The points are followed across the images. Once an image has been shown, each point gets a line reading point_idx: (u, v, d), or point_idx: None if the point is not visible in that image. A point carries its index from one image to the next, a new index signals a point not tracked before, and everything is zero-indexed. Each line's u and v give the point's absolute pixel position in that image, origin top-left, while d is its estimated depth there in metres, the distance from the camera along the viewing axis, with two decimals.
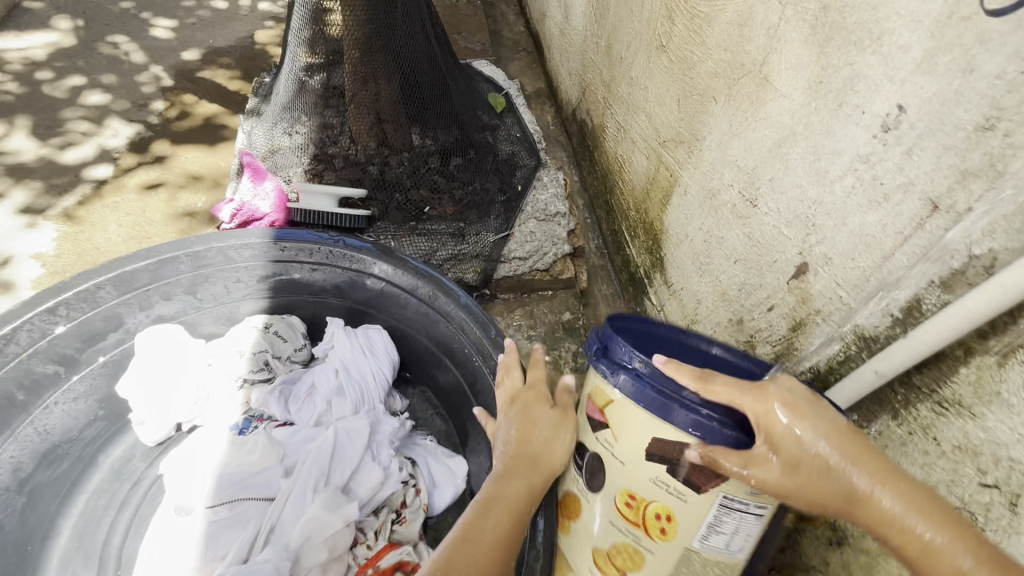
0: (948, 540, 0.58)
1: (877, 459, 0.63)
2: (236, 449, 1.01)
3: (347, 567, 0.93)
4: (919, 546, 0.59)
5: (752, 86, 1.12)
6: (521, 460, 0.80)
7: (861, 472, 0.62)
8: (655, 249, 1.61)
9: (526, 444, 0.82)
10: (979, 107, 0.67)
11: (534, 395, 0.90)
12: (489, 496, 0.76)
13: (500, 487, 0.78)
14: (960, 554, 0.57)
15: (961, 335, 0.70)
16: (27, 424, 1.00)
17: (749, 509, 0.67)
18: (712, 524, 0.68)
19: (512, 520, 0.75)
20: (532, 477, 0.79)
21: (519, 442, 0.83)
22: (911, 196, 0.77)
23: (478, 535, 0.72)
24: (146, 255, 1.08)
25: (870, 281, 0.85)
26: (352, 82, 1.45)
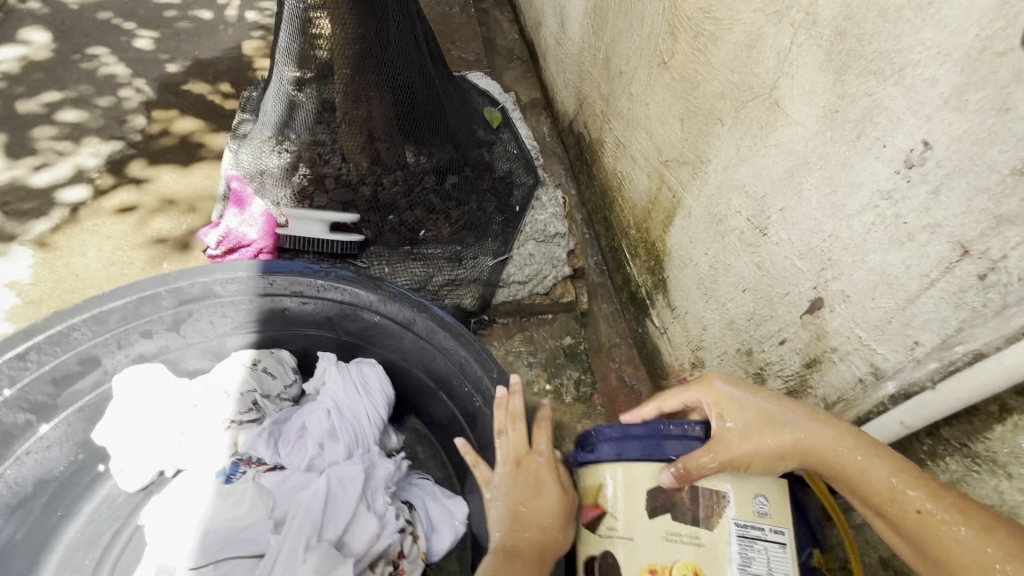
0: (881, 467, 0.68)
1: (812, 416, 0.74)
2: (222, 501, 0.96)
3: None
4: (860, 478, 0.69)
5: (761, 110, 1.07)
6: (525, 540, 0.80)
7: (800, 426, 0.73)
8: (657, 270, 1.56)
9: (529, 525, 0.81)
10: (1016, 149, 0.63)
11: (530, 463, 0.89)
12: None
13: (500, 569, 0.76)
14: (888, 473, 0.67)
15: (997, 391, 0.66)
16: None
17: (766, 535, 0.68)
18: (742, 562, 0.66)
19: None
20: (536, 560, 0.78)
21: (523, 519, 0.82)
22: (939, 238, 0.73)
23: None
24: (124, 293, 1.02)
25: (892, 323, 0.81)
26: (343, 100, 1.39)
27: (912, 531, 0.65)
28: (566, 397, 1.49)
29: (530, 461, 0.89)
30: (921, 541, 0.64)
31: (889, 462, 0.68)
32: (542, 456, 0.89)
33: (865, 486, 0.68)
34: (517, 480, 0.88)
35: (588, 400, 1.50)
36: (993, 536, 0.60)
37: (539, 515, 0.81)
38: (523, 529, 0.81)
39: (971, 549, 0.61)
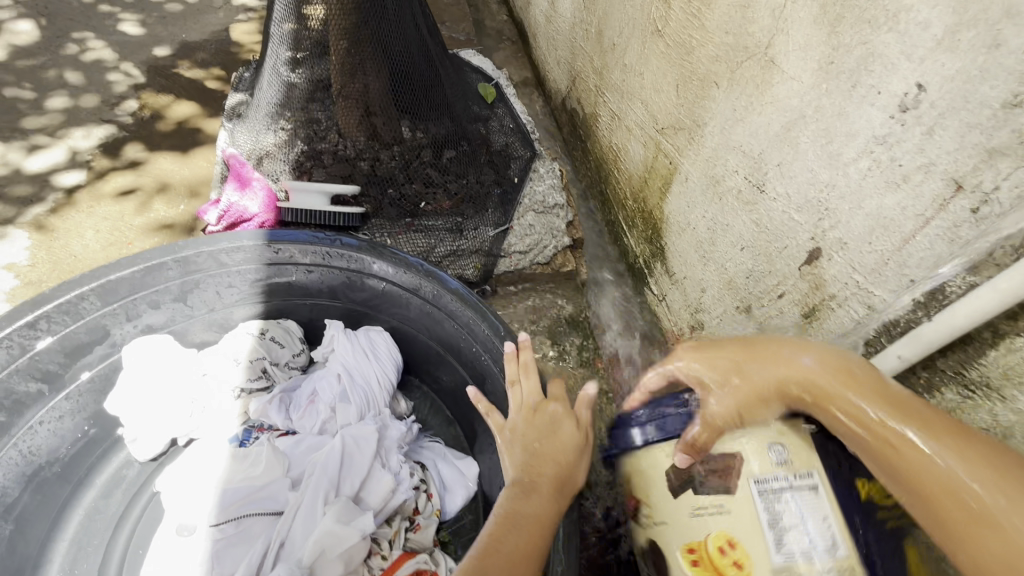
0: (862, 399, 0.65)
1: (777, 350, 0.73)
2: (238, 462, 0.97)
3: None
4: (836, 410, 0.67)
5: (757, 68, 1.09)
6: (542, 476, 0.81)
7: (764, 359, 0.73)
8: (655, 238, 1.58)
9: (546, 461, 0.83)
10: (1007, 83, 0.66)
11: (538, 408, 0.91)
12: (510, 511, 0.77)
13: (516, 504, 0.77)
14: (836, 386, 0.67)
15: (990, 317, 0.69)
16: (11, 446, 0.94)
17: (794, 484, 0.70)
18: (771, 520, 0.68)
19: (534, 539, 0.75)
20: (553, 495, 0.79)
21: (541, 456, 0.83)
22: (933, 176, 0.76)
23: (499, 550, 0.72)
24: (131, 263, 1.01)
25: (888, 264, 0.84)
26: (339, 74, 1.39)
27: (875, 454, 0.64)
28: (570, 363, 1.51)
29: (547, 405, 0.90)
30: (882, 461, 0.63)
31: (857, 385, 0.66)
32: (558, 403, 0.90)
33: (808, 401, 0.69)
34: (530, 420, 0.89)
35: (592, 366, 1.53)
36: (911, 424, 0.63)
37: (557, 453, 0.84)
38: (542, 465, 0.82)
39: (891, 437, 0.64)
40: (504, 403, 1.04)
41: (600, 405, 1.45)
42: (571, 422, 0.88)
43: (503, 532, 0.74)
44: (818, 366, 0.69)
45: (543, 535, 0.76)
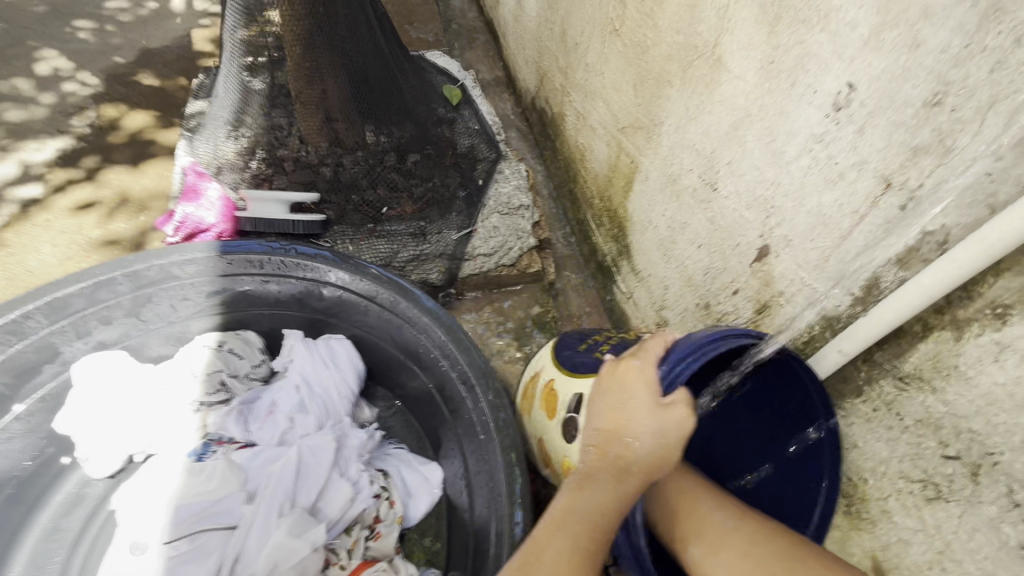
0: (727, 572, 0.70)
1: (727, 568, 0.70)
2: (193, 478, 0.96)
3: None
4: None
5: (705, 67, 1.10)
6: (604, 459, 0.75)
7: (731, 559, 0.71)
8: (621, 236, 1.59)
9: (616, 438, 0.76)
10: (927, 82, 0.67)
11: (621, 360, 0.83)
12: (569, 505, 0.73)
13: (573, 500, 0.73)
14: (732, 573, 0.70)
15: (918, 311, 0.70)
16: None
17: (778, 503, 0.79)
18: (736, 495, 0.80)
19: (592, 536, 0.71)
20: (610, 482, 0.74)
21: (607, 434, 0.77)
22: (866, 174, 0.77)
23: (546, 555, 0.68)
24: (78, 279, 1.01)
25: (829, 260, 0.85)
26: (296, 81, 1.39)
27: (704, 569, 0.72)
28: None
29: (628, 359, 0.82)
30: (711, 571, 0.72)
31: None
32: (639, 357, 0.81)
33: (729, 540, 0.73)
34: (606, 383, 0.81)
35: None
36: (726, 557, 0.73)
37: (626, 435, 0.75)
38: (607, 452, 0.76)
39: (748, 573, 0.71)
40: (464, 408, 1.03)
41: None
42: (650, 392, 0.76)
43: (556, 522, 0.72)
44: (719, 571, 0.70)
45: (600, 530, 0.71)
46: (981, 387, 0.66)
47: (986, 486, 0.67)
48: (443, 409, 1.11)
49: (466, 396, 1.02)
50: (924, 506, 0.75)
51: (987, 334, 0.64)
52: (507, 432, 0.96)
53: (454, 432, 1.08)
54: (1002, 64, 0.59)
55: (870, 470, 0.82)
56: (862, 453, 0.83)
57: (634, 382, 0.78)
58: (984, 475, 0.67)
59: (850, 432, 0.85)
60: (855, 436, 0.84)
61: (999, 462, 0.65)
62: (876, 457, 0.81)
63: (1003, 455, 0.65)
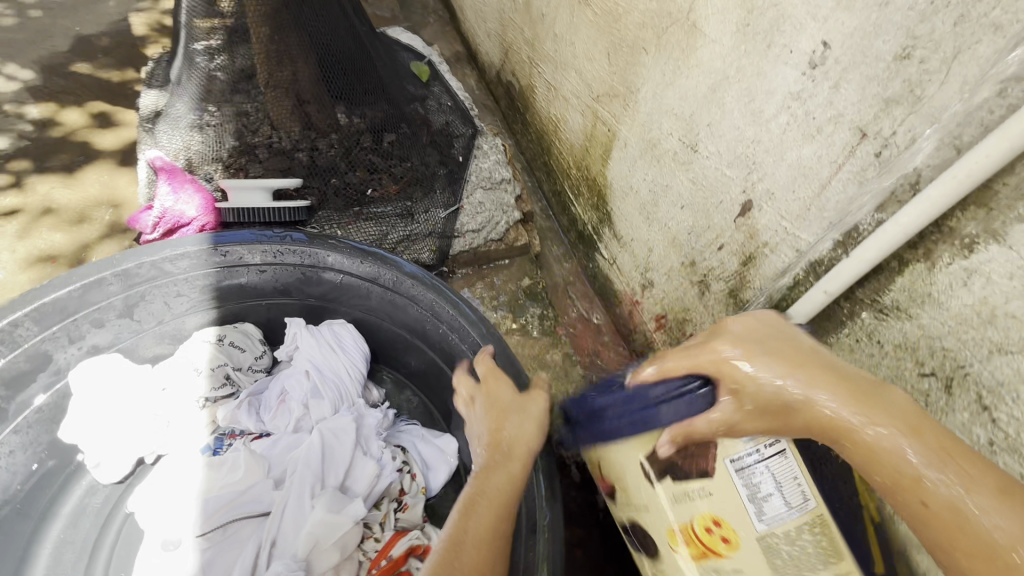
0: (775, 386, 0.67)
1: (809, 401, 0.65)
2: (215, 471, 0.97)
3: (358, 563, 0.93)
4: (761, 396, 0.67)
5: (681, 33, 1.15)
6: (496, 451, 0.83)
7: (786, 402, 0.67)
8: (601, 205, 1.64)
9: (500, 432, 0.86)
10: (896, 38, 0.73)
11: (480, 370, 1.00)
12: (475, 490, 0.77)
13: (481, 484, 0.78)
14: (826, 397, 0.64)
15: (895, 248, 0.78)
16: None
17: (765, 453, 0.71)
18: (750, 494, 0.71)
19: (499, 514, 0.75)
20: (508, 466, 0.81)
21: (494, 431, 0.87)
22: (842, 126, 0.84)
23: (464, 539, 0.71)
24: (67, 282, 0.97)
25: (810, 209, 0.93)
26: (264, 63, 1.34)
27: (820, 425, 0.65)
28: (533, 332, 1.58)
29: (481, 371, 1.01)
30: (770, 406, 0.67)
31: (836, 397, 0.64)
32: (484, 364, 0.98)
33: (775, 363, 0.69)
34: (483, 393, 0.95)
35: (554, 333, 1.60)
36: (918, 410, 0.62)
37: (504, 432, 0.86)
38: (497, 447, 0.84)
39: (977, 465, 0.59)
40: None
41: (563, 369, 1.53)
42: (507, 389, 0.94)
43: (472, 504, 0.75)
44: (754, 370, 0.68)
45: (506, 510, 0.76)
46: (951, 308, 0.75)
47: (958, 395, 0.76)
48: (454, 381, 1.14)
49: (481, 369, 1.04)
50: None
51: (956, 262, 0.73)
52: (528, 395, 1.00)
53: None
54: (964, 18, 0.66)
55: None
56: None
57: (505, 389, 0.93)
58: (956, 387, 0.76)
59: None
60: None
61: (970, 373, 0.74)
62: None
63: (973, 366, 0.74)
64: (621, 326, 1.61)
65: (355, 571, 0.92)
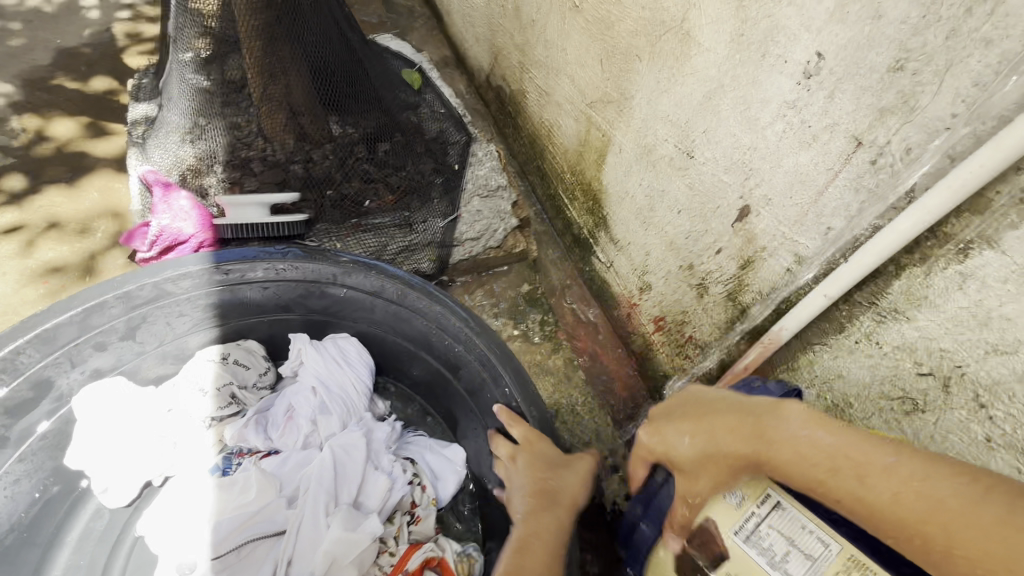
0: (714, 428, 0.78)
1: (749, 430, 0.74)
2: (227, 492, 0.97)
3: None
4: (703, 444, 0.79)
5: (675, 42, 1.16)
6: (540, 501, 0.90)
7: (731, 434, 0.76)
8: (596, 209, 1.65)
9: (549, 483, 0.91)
10: (889, 50, 0.76)
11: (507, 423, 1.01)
12: (525, 538, 0.85)
13: (529, 531, 0.86)
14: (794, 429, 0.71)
15: (892, 253, 0.81)
16: None
17: (761, 516, 0.73)
18: (769, 561, 0.71)
19: (548, 557, 0.83)
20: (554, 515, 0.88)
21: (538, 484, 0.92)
22: (837, 135, 0.86)
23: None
24: (68, 306, 0.96)
25: (807, 215, 0.95)
26: (257, 78, 1.36)
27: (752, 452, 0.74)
28: (534, 338, 1.59)
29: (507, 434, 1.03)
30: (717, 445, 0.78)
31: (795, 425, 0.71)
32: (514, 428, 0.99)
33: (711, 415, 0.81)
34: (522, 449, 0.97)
35: (555, 338, 1.61)
36: (816, 414, 0.71)
37: (550, 482, 0.92)
38: (546, 496, 0.91)
39: (876, 451, 0.64)
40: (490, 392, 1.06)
41: (565, 374, 1.54)
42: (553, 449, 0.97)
43: (524, 550, 0.84)
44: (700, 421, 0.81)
45: (556, 553, 0.84)
46: (948, 311, 0.77)
47: (956, 394, 0.79)
48: (460, 390, 1.15)
49: (490, 380, 1.06)
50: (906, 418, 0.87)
51: (951, 266, 0.75)
52: (537, 404, 1.01)
53: (474, 413, 1.12)
54: (955, 32, 0.68)
55: (855, 395, 0.94)
56: (846, 381, 0.95)
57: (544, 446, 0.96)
58: (955, 385, 0.79)
59: (836, 364, 0.96)
60: (840, 367, 0.96)
61: (966, 372, 0.77)
62: (860, 382, 0.93)
63: (969, 366, 0.76)
64: (619, 329, 1.62)
65: None
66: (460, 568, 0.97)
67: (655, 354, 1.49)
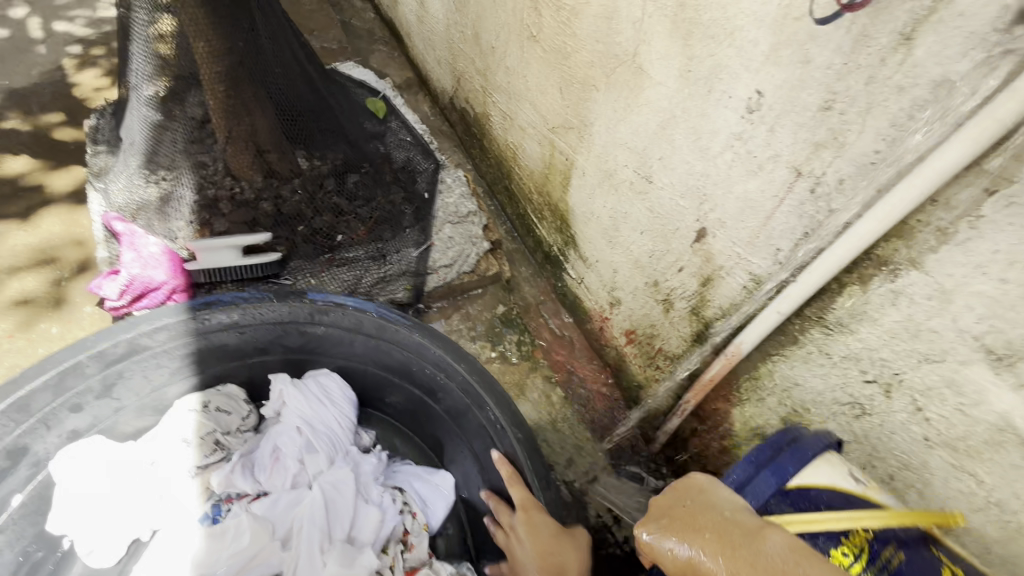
0: (697, 533, 0.68)
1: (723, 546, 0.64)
2: (222, 541, 1.01)
3: None
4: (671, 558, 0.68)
5: (628, 74, 1.23)
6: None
7: (704, 547, 0.66)
8: (565, 228, 1.71)
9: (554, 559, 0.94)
10: (819, 92, 0.83)
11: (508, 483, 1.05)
12: None
13: None
14: (777, 547, 0.61)
15: (833, 274, 0.88)
16: None
17: None
18: None
19: None
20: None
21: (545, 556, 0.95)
22: (780, 165, 0.94)
23: None
24: (40, 371, 0.95)
25: (758, 237, 1.02)
26: (221, 117, 1.33)
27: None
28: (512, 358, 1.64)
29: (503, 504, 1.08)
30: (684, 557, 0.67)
31: (782, 541, 0.61)
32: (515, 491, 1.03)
33: (688, 525, 0.70)
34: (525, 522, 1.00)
35: (532, 356, 1.66)
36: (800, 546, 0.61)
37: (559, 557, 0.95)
38: (553, 572, 0.95)
39: None
40: (471, 418, 1.11)
41: (544, 393, 1.59)
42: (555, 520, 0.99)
43: None
44: (679, 526, 0.70)
45: None
46: (884, 325, 0.85)
47: (897, 398, 0.87)
48: (441, 412, 1.19)
49: (471, 406, 1.09)
50: (856, 420, 0.95)
51: (885, 285, 0.83)
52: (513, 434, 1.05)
53: (459, 434, 1.17)
54: (872, 79, 0.76)
55: (812, 401, 1.02)
56: (803, 389, 1.03)
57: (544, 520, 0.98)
58: (895, 391, 0.87)
59: (792, 373, 1.04)
60: (796, 376, 1.03)
61: (903, 379, 0.85)
62: (815, 389, 1.01)
63: (905, 373, 0.85)
64: (593, 342, 1.68)
65: None
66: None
67: (628, 365, 1.55)
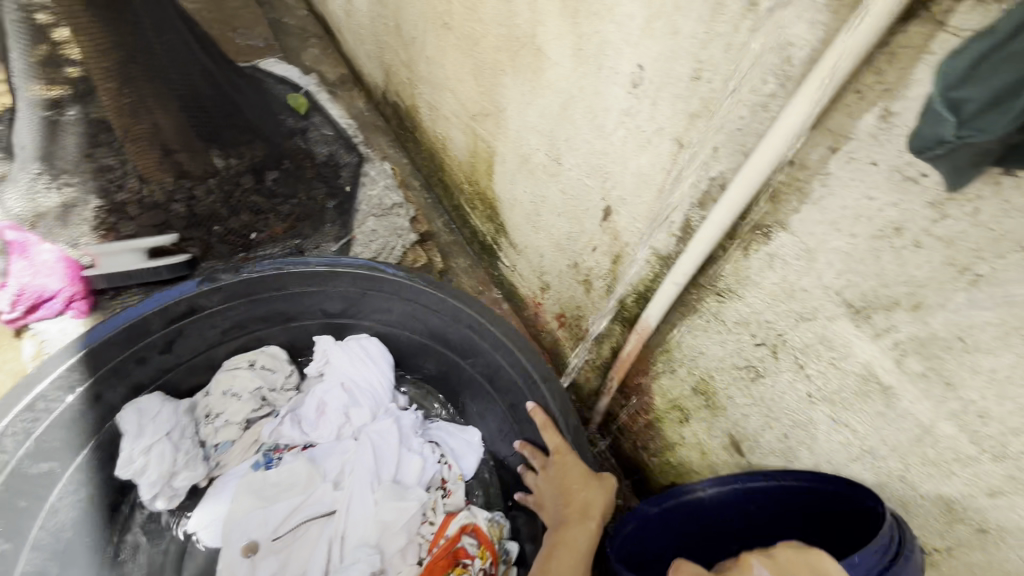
0: None
1: None
2: (281, 481, 1.18)
3: (419, 545, 1.15)
4: None
5: (530, 56, 1.23)
6: (574, 518, 0.98)
7: None
8: (494, 217, 1.70)
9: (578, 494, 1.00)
10: (688, 62, 0.84)
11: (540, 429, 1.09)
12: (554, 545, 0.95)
13: (570, 537, 0.96)
14: None
15: (716, 240, 0.89)
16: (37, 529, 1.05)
17: None
18: None
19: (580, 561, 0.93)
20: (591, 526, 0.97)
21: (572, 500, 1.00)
22: (664, 138, 0.95)
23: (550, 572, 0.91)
24: (112, 325, 1.05)
25: (654, 210, 1.04)
26: (115, 115, 1.26)
27: None
28: None
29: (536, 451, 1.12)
30: None
31: None
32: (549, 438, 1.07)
33: None
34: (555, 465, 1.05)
35: None
36: None
37: (586, 496, 1.00)
38: (578, 511, 0.99)
39: None
40: (502, 375, 1.18)
41: None
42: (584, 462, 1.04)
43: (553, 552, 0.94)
44: None
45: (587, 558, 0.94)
46: (765, 287, 0.87)
47: (783, 358, 0.90)
48: (477, 374, 1.27)
49: (501, 361, 1.16)
50: (753, 383, 0.98)
51: (762, 248, 0.85)
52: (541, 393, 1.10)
53: (490, 393, 1.26)
54: (730, 46, 0.77)
55: (715, 368, 1.04)
56: (706, 357, 1.05)
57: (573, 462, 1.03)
58: (780, 351, 0.90)
59: (696, 341, 1.05)
60: (698, 345, 1.05)
61: (785, 338, 0.88)
62: (716, 356, 1.03)
63: (787, 333, 0.87)
64: (530, 328, 1.69)
65: (418, 552, 1.14)
66: (492, 530, 1.16)
67: (563, 348, 1.56)
